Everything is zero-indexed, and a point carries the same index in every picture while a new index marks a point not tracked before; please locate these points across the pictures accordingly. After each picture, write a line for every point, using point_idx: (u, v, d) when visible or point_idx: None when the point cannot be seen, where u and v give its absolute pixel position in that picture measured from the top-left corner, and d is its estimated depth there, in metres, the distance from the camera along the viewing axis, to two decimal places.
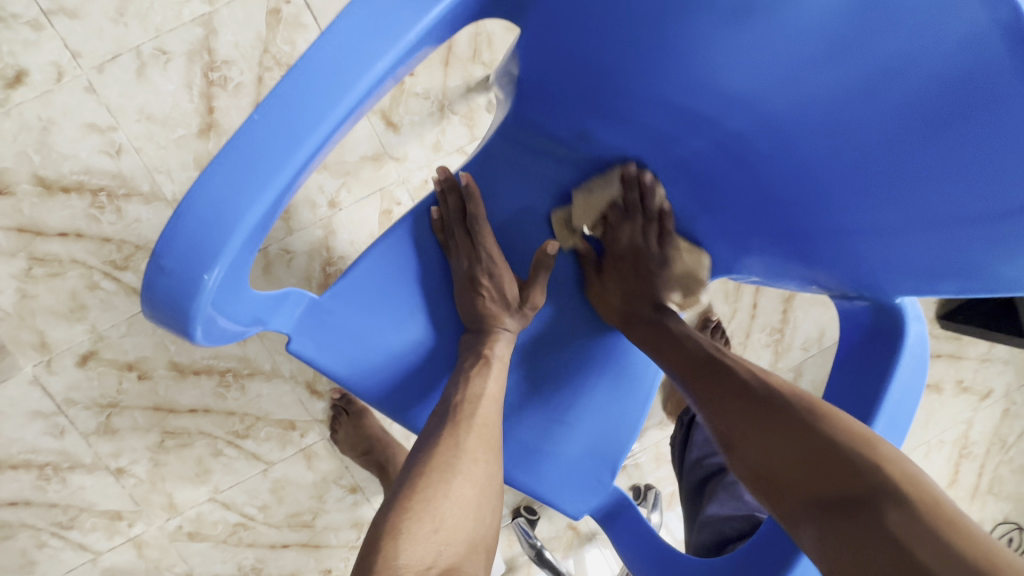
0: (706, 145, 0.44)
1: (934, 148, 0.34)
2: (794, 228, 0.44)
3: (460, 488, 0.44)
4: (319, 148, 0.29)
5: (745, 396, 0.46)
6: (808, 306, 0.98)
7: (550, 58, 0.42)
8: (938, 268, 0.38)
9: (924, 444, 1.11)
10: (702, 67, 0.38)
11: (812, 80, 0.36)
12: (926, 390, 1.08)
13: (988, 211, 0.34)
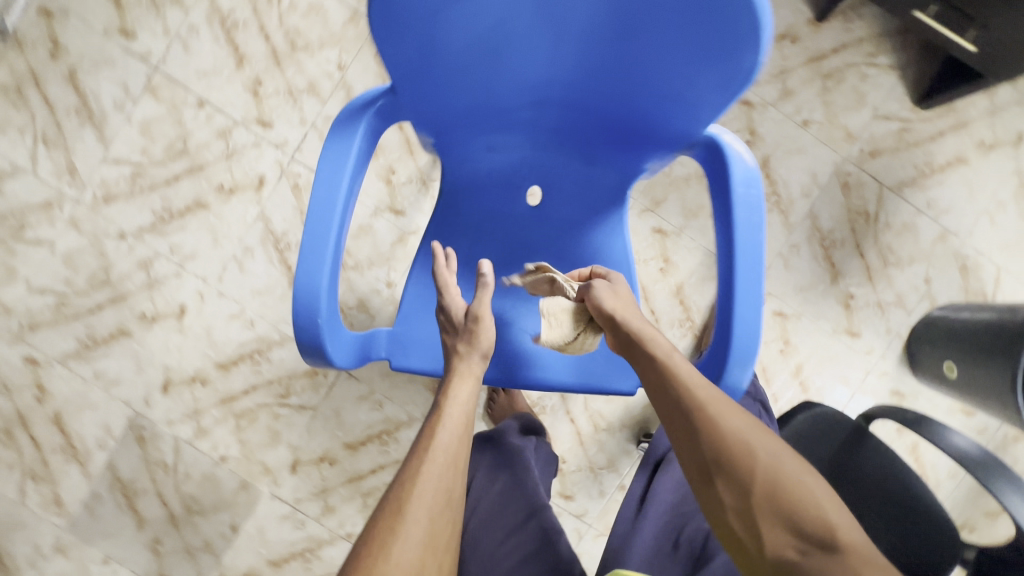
0: (549, 111, 0.62)
1: (641, 30, 0.49)
2: (636, 123, 0.59)
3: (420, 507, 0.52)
4: (341, 233, 0.55)
5: (726, 449, 0.50)
6: (786, 160, 1.10)
7: (426, 129, 0.63)
8: (718, 90, 0.51)
9: (985, 213, 1.11)
10: (499, 83, 0.57)
11: (554, 47, 0.53)
12: (952, 167, 1.10)
13: (699, 37, 0.48)
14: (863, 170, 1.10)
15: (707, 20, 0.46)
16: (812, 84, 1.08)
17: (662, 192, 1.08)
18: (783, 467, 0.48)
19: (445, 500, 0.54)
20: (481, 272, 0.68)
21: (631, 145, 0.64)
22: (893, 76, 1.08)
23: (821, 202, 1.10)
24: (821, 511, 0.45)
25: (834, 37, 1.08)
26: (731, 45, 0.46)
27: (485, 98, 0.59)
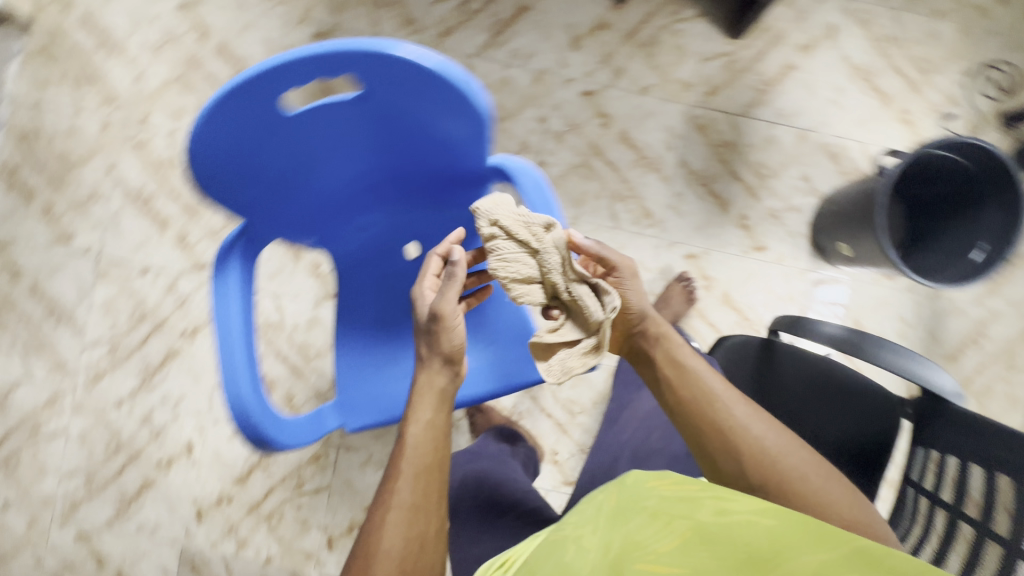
0: (380, 186, 0.75)
1: (402, 118, 0.62)
2: (446, 171, 0.72)
3: (392, 556, 0.62)
4: (245, 346, 0.67)
5: (766, 463, 0.70)
6: (642, 125, 1.22)
7: (293, 235, 0.76)
8: (478, 132, 0.63)
9: (830, 102, 1.22)
10: (326, 187, 0.70)
11: (350, 149, 0.66)
12: (785, 75, 1.22)
13: (442, 108, 0.60)
14: (710, 108, 1.22)
15: (439, 97, 0.59)
16: (636, 56, 1.22)
17: None
18: (810, 478, 0.69)
19: (421, 542, 0.64)
20: (451, 263, 0.72)
21: (456, 185, 0.78)
22: (701, 22, 1.21)
23: (687, 149, 1.22)
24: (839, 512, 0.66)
25: (638, 10, 1.21)
26: (464, 105, 0.59)
27: (320, 199, 0.72)
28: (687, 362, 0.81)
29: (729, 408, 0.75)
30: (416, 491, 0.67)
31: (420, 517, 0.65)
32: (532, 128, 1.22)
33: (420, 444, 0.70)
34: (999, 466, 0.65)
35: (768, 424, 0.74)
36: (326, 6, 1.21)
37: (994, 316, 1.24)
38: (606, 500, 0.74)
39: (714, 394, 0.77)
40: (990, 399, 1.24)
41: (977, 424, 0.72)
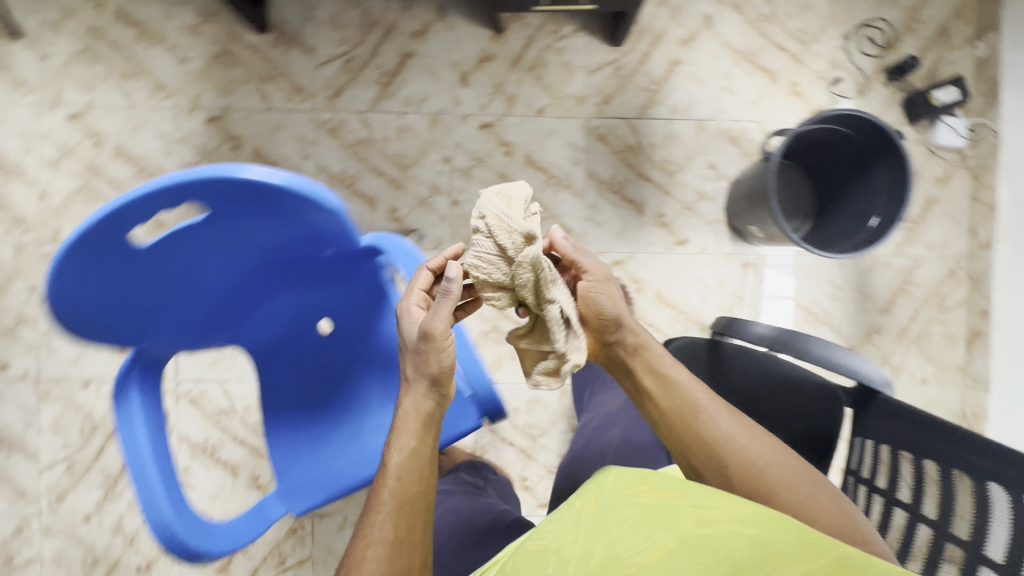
0: (267, 279, 0.76)
1: (257, 227, 0.64)
2: (323, 256, 0.74)
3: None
4: (158, 467, 0.70)
5: (758, 473, 0.71)
6: (546, 146, 1.24)
7: (193, 342, 0.78)
8: (334, 224, 0.65)
9: (721, 89, 1.26)
10: (209, 297, 0.71)
11: (219, 262, 0.67)
12: (672, 71, 1.25)
13: (290, 213, 0.62)
14: (607, 117, 1.25)
15: (282, 206, 0.60)
16: (526, 80, 1.24)
17: (467, 230, 1.24)
18: (800, 487, 0.70)
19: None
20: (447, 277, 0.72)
21: (349, 266, 0.80)
22: (582, 35, 1.23)
23: (593, 161, 1.25)
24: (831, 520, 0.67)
25: (519, 35, 1.23)
26: (309, 208, 0.61)
27: (208, 309, 0.73)
28: (669, 372, 0.81)
29: (712, 419, 0.76)
30: (399, 526, 0.70)
31: (403, 553, 0.69)
32: (439, 169, 1.23)
33: (404, 479, 0.73)
34: (930, 455, 0.67)
35: (749, 433, 0.75)
36: (214, 90, 1.22)
37: (916, 262, 1.29)
38: (586, 503, 0.74)
39: (698, 405, 0.77)
40: (927, 342, 1.29)
41: (899, 411, 0.73)
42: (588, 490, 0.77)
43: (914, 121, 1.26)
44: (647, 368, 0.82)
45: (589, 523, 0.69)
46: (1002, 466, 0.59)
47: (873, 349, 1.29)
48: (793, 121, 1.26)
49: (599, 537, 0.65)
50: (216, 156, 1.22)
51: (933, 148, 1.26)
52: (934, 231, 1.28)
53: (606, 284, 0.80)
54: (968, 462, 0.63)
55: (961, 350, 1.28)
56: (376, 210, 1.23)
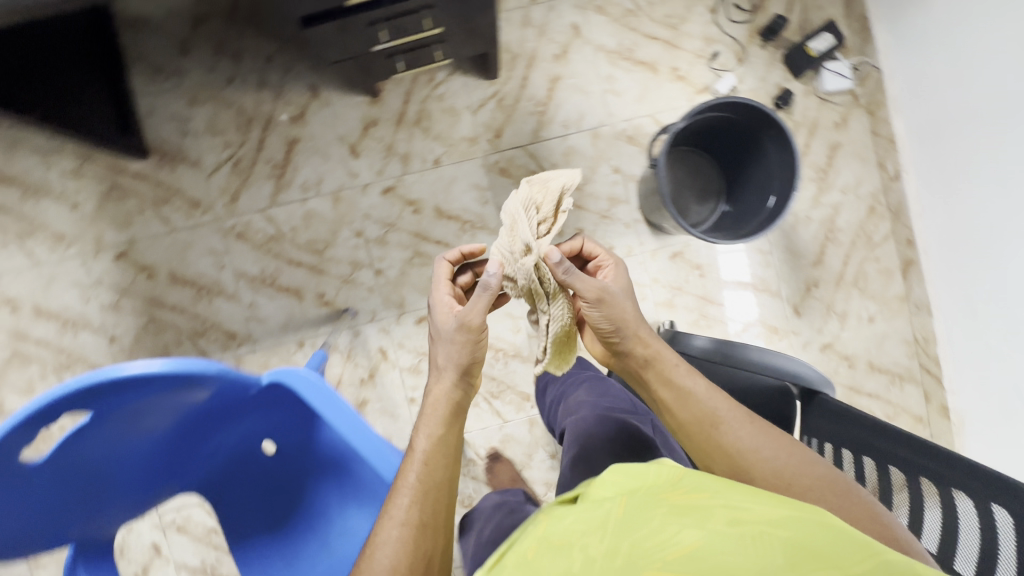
0: (188, 437, 0.79)
1: (146, 407, 0.66)
2: (228, 401, 0.76)
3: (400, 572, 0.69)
4: None
5: (779, 479, 0.71)
6: (452, 194, 1.25)
7: (138, 508, 0.81)
8: (215, 378, 0.68)
9: (606, 93, 1.27)
10: (132, 473, 0.74)
11: (126, 444, 0.70)
12: (554, 89, 1.26)
13: (165, 387, 0.65)
14: (504, 150, 1.25)
15: (151, 385, 0.63)
16: (415, 136, 1.24)
17: (398, 295, 1.25)
18: (810, 483, 0.69)
19: (426, 562, 0.71)
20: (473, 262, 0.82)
21: (281, 404, 0.81)
22: (457, 78, 1.24)
23: (501, 196, 1.25)
24: (863, 507, 0.65)
25: (396, 94, 1.23)
26: (179, 378, 0.64)
27: (137, 481, 0.76)
28: (683, 382, 0.82)
29: (731, 431, 0.76)
30: (423, 510, 0.72)
31: (427, 536, 0.72)
32: (355, 243, 1.24)
33: (431, 465, 0.75)
34: (870, 453, 0.72)
35: (769, 439, 0.75)
36: (113, 226, 1.21)
37: (836, 208, 1.31)
38: (615, 503, 0.65)
39: (717, 413, 0.78)
40: (865, 281, 1.32)
41: (848, 413, 0.78)
42: (614, 491, 0.68)
43: (798, 75, 1.28)
44: (659, 376, 0.83)
45: (617, 525, 0.59)
46: (934, 464, 0.64)
47: (816, 302, 1.31)
48: (683, 105, 1.27)
49: (626, 535, 0.57)
50: (134, 289, 1.22)
51: (823, 95, 1.28)
52: (845, 174, 1.30)
53: (601, 306, 0.82)
54: (905, 460, 0.67)
55: (899, 280, 1.31)
56: (305, 299, 1.24)
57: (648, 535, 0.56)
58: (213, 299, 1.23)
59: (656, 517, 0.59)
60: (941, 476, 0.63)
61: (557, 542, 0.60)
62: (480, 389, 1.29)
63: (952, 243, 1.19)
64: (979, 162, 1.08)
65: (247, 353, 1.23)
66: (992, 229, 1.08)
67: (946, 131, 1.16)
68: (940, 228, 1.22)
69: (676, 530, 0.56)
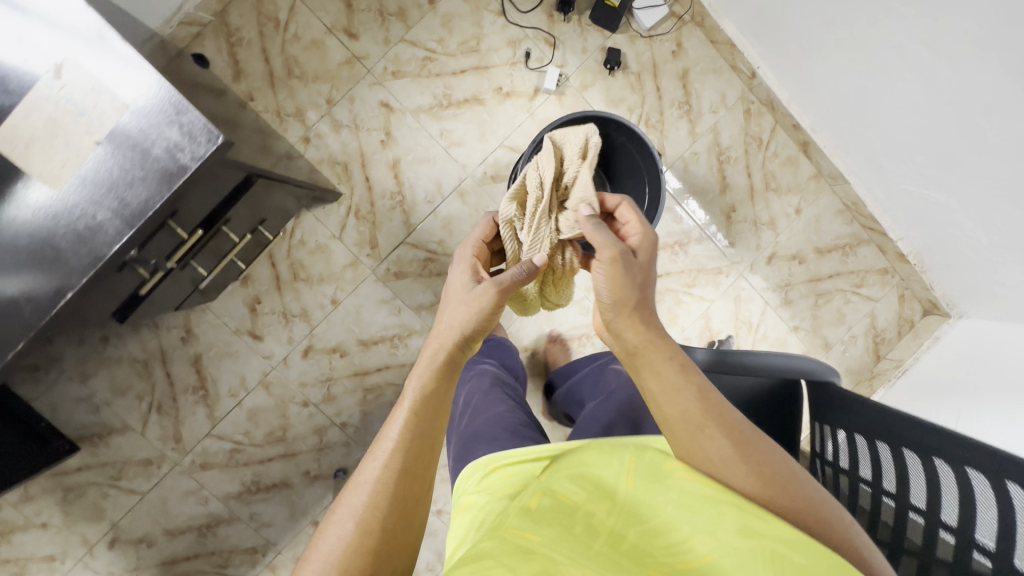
0: None
1: None
2: None
3: (375, 515, 0.61)
4: None
5: (778, 477, 0.60)
6: (365, 320, 1.22)
7: None
8: None
9: (449, 148, 1.20)
10: None
11: None
12: (398, 172, 1.20)
13: None
14: (388, 256, 1.21)
15: None
16: (302, 290, 1.20)
17: (373, 434, 1.25)
18: (802, 482, 0.60)
19: (400, 509, 0.63)
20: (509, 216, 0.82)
21: None
22: (307, 218, 1.18)
23: (410, 296, 1.22)
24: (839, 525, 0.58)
25: (261, 262, 1.18)
26: None
27: None
28: (677, 379, 0.67)
29: (716, 442, 0.61)
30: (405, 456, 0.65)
31: (407, 480, 0.65)
32: (308, 413, 1.23)
33: (421, 414, 0.69)
34: (881, 438, 0.69)
35: (739, 463, 0.60)
36: (90, 522, 1.20)
37: (715, 130, 1.26)
38: (624, 467, 0.61)
39: (703, 420, 0.63)
40: (776, 180, 1.29)
41: (853, 399, 0.76)
42: (627, 449, 0.63)
43: (615, 28, 1.21)
44: (654, 352, 0.70)
45: (623, 504, 0.58)
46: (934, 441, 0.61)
47: (742, 224, 1.29)
48: (524, 119, 1.22)
49: (634, 523, 0.56)
50: (145, 562, 1.22)
51: (648, 33, 1.22)
52: (707, 94, 1.25)
53: (612, 267, 0.71)
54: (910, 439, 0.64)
55: (805, 162, 1.29)
56: (295, 485, 1.24)
57: (656, 533, 0.54)
58: (216, 531, 1.23)
59: (667, 505, 0.56)
60: (921, 446, 0.63)
61: (557, 497, 0.58)
62: None
63: (831, 117, 1.17)
64: (819, 40, 1.06)
65: (275, 556, 1.25)
66: (857, 94, 1.07)
67: (773, 20, 1.13)
68: (814, 106, 1.19)
69: (686, 536, 0.53)
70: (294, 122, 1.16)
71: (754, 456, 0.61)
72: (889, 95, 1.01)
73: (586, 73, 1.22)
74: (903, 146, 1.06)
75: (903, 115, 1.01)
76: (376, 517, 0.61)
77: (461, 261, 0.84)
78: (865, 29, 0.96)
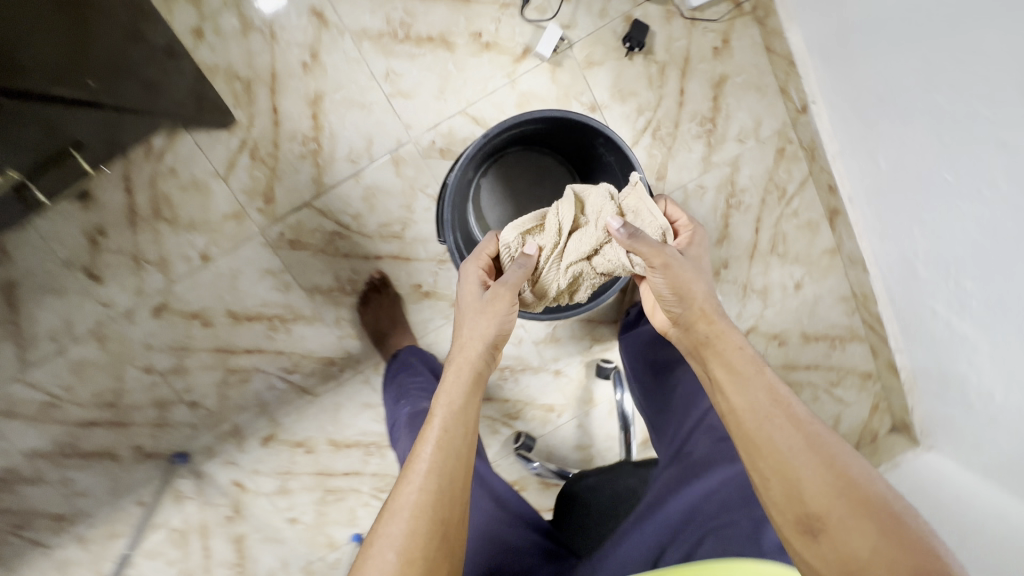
0: None
1: None
2: None
3: (417, 535, 0.53)
4: None
5: (840, 469, 0.50)
6: (240, 289, 0.96)
7: None
8: None
9: (391, 97, 0.90)
10: None
11: None
12: (318, 110, 0.90)
13: None
14: (285, 219, 0.93)
15: None
16: (164, 232, 0.92)
17: (228, 423, 1.03)
18: (864, 474, 0.51)
19: (442, 536, 0.54)
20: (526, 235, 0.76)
21: None
22: (183, 140, 0.89)
23: (303, 273, 0.96)
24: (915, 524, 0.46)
25: (113, 183, 0.89)
26: None
27: None
28: (746, 368, 0.62)
29: (794, 432, 0.54)
30: (441, 477, 0.57)
31: (445, 501, 0.56)
32: (150, 381, 0.99)
33: (452, 431, 0.61)
34: None
35: (809, 453, 0.52)
36: None
37: (735, 164, 0.99)
38: None
39: (767, 409, 0.57)
40: (785, 244, 1.05)
41: None
42: None
43: None
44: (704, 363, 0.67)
45: None
46: None
47: (729, 286, 1.06)
48: (501, 84, 0.92)
49: None
50: None
51: (690, 15, 0.94)
52: (739, 116, 0.98)
53: (664, 273, 0.69)
54: None
55: (827, 232, 1.05)
56: (122, 458, 1.02)
57: None
58: (16, 488, 1.01)
59: None
60: None
61: None
62: (363, 488, 1.09)
63: (880, 194, 0.89)
64: (908, 96, 0.76)
65: (86, 530, 1.05)
66: (926, 183, 0.79)
67: (857, 48, 0.82)
68: (863, 174, 0.91)
69: None
70: (189, 4, 0.85)
71: (818, 445, 0.53)
72: (970, 199, 0.73)
73: (597, 46, 0.93)
74: (954, 263, 0.81)
75: (974, 230, 0.74)
76: (415, 542, 0.53)
77: (466, 276, 0.76)
78: (981, 107, 0.66)
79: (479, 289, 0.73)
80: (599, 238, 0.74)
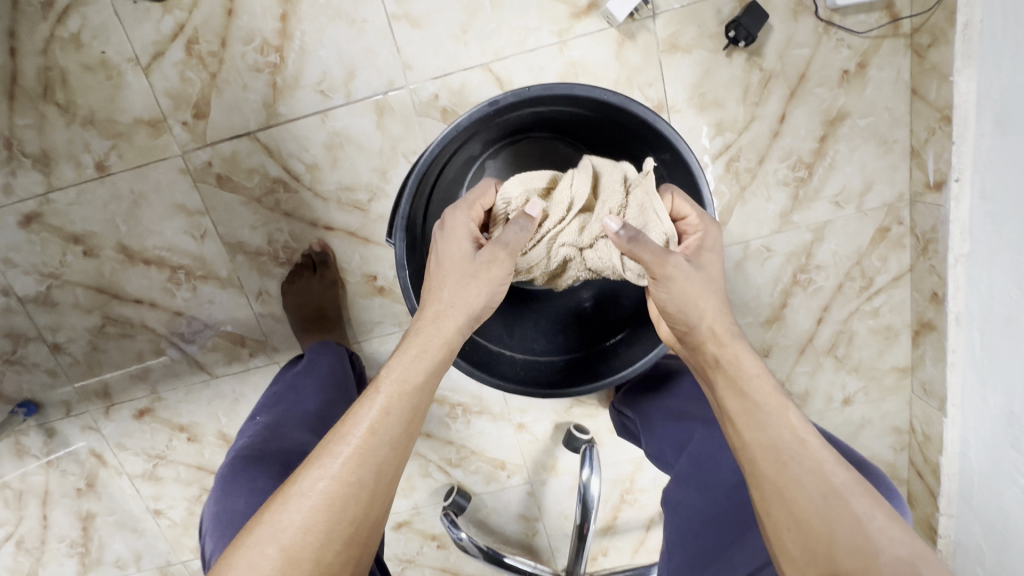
0: None
1: None
2: None
3: (313, 534, 0.37)
4: None
5: (864, 518, 0.38)
6: (138, 220, 0.72)
7: None
8: None
9: (395, 21, 0.66)
10: None
11: None
12: (292, 10, 0.65)
13: None
14: (215, 144, 0.69)
15: None
16: (52, 120, 0.68)
17: (98, 380, 0.80)
18: (891, 524, 0.38)
19: (349, 539, 0.38)
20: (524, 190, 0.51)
21: None
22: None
23: (226, 221, 0.72)
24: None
25: None
26: None
27: None
28: (767, 400, 0.44)
29: (822, 471, 0.40)
30: (366, 466, 0.40)
31: (365, 498, 0.39)
32: (5, 305, 0.76)
33: (393, 413, 0.42)
34: None
35: (835, 501, 0.39)
36: None
37: (820, 231, 0.75)
38: None
39: (788, 462, 0.41)
40: (851, 347, 0.81)
41: None
42: None
43: None
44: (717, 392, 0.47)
45: None
46: None
47: None
48: (547, 43, 0.67)
49: None
50: None
51: (826, 20, 0.69)
52: (845, 171, 0.73)
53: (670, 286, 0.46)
54: None
55: (907, 346, 0.81)
56: None
57: None
58: None
59: None
60: None
61: None
62: None
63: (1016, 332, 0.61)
64: None
65: None
66: None
67: None
68: (997, 296, 0.64)
69: None
70: None
71: (841, 493, 0.39)
72: None
73: (690, 27, 0.68)
74: None
75: None
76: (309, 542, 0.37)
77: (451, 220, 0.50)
78: None
79: (471, 247, 0.49)
80: (596, 229, 0.50)
